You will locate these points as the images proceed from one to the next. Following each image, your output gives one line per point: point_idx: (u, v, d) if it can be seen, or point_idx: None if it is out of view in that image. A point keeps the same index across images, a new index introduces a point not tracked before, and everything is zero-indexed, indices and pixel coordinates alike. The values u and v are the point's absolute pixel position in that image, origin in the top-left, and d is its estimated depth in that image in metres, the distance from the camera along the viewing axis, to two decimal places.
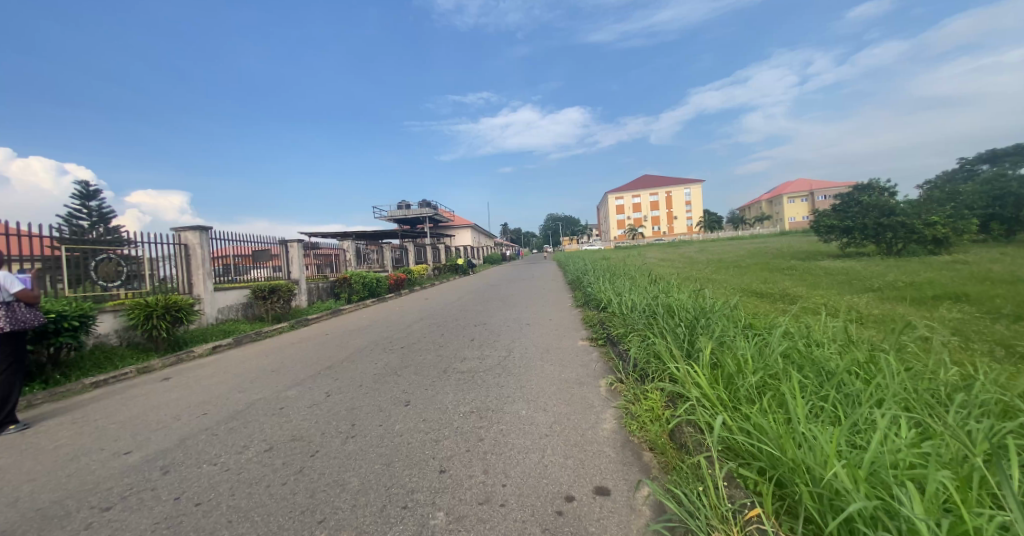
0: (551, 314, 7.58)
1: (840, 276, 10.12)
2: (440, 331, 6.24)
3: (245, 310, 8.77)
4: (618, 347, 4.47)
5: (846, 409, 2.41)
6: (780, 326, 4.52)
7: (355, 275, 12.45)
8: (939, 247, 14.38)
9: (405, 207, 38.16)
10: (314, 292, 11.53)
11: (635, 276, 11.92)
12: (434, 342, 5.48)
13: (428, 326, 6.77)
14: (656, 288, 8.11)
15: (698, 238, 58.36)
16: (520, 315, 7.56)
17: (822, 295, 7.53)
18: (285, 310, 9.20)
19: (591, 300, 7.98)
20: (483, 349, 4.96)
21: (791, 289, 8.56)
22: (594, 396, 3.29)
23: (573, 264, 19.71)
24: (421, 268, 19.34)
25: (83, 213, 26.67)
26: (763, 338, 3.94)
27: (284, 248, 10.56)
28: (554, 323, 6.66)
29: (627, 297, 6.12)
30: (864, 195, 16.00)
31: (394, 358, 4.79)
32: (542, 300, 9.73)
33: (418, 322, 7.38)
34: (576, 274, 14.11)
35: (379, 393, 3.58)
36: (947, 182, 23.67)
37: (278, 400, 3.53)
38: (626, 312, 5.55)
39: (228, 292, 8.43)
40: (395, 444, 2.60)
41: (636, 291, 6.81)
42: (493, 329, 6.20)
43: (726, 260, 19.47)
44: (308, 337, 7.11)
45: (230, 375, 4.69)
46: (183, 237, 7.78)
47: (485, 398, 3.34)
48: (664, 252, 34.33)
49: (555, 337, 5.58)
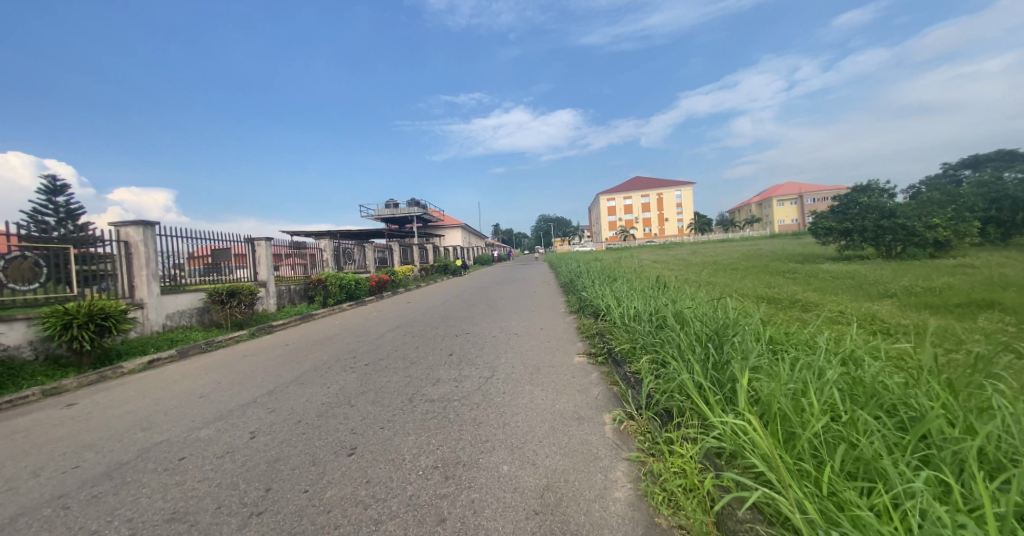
0: (543, 322, 6.78)
1: (850, 280, 9.57)
2: (415, 344, 5.39)
3: (200, 315, 7.79)
4: (624, 368, 3.70)
5: (969, 477, 1.63)
6: (813, 342, 3.81)
7: (332, 277, 11.52)
8: (940, 250, 14.12)
9: (394, 205, 37.09)
10: (285, 295, 10.56)
11: (633, 279, 11.25)
12: (406, 358, 4.64)
13: (402, 338, 5.91)
14: (657, 294, 7.38)
15: (690, 240, 58.47)
16: (508, 324, 6.76)
17: (838, 303, 6.91)
18: (246, 316, 8.22)
19: (587, 307, 7.20)
20: (461, 369, 4.15)
21: (801, 295, 7.94)
22: (599, 442, 2.49)
23: (566, 265, 19.02)
24: (407, 270, 18.42)
25: (49, 211, 25.19)
26: (803, 359, 3.20)
27: (250, 248, 9.60)
28: (546, 334, 5.87)
29: (630, 305, 5.37)
30: (864, 197, 15.66)
31: (353, 381, 3.94)
32: (532, 305, 8.90)
33: (393, 332, 6.51)
34: (570, 276, 13.39)
35: (318, 435, 2.73)
36: (938, 185, 23.65)
37: (181, 446, 2.64)
38: (629, 323, 4.80)
39: (179, 296, 7.46)
40: (316, 528, 1.75)
41: (638, 298, 6.10)
42: (477, 342, 5.40)
43: (723, 263, 19.02)
44: (265, 349, 6.19)
45: (146, 401, 3.78)
46: (123, 233, 6.80)
47: (456, 445, 2.52)
48: (657, 254, 33.97)
49: (547, 352, 4.81)
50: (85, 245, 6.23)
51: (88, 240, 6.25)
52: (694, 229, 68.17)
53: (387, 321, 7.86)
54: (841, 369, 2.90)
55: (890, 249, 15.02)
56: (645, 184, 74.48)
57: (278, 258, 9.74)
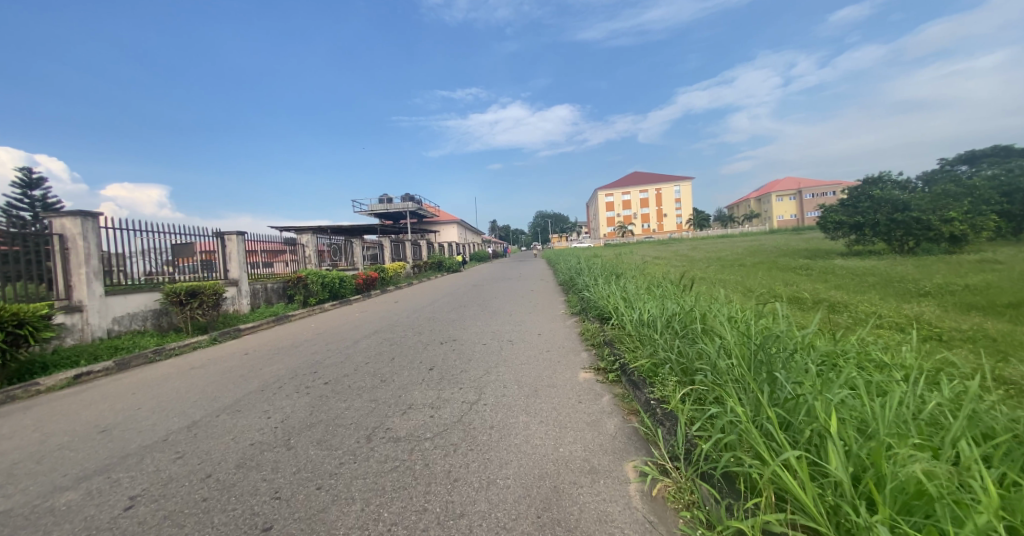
0: (540, 327, 5.98)
1: (871, 278, 8.85)
2: (392, 355, 4.59)
3: (157, 319, 6.93)
4: (645, 393, 2.90)
5: None
6: (888, 362, 2.99)
7: (312, 274, 10.63)
8: (955, 244, 13.66)
9: (386, 200, 36.04)
10: (260, 295, 9.67)
11: (637, 276, 10.49)
12: (376, 376, 3.82)
13: (378, 346, 5.10)
14: (668, 295, 6.61)
15: (688, 236, 57.91)
16: (501, 328, 5.96)
17: (871, 303, 6.17)
18: (210, 319, 7.30)
19: (591, 309, 6.43)
20: (441, 391, 3.36)
21: (825, 294, 7.21)
22: (623, 520, 1.68)
23: (564, 262, 18.25)
24: (397, 266, 17.53)
25: (22, 204, 23.92)
26: (892, 387, 2.37)
27: (220, 243, 8.66)
28: (546, 341, 5.08)
29: (643, 309, 4.58)
30: (875, 189, 15.09)
31: (304, 408, 3.12)
32: (529, 306, 8.09)
33: (370, 337, 5.69)
34: (570, 273, 12.61)
35: (222, 504, 1.91)
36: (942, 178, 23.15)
37: (17, 525, 1.81)
38: (643, 331, 4.02)
39: (128, 297, 6.58)
40: None
41: (650, 299, 5.34)
42: (463, 352, 4.61)
43: (728, 259, 18.32)
44: (219, 358, 5.34)
45: (32, 437, 2.93)
46: (56, 224, 5.92)
47: (416, 524, 1.70)
48: (657, 250, 33.29)
49: (547, 365, 4.02)
50: (14, 239, 5.37)
51: (18, 234, 5.39)
52: (692, 224, 67.69)
53: (366, 324, 7.04)
54: (959, 405, 2.07)
55: (904, 244, 14.46)
56: (643, 179, 73.73)
57: (250, 254, 8.76)
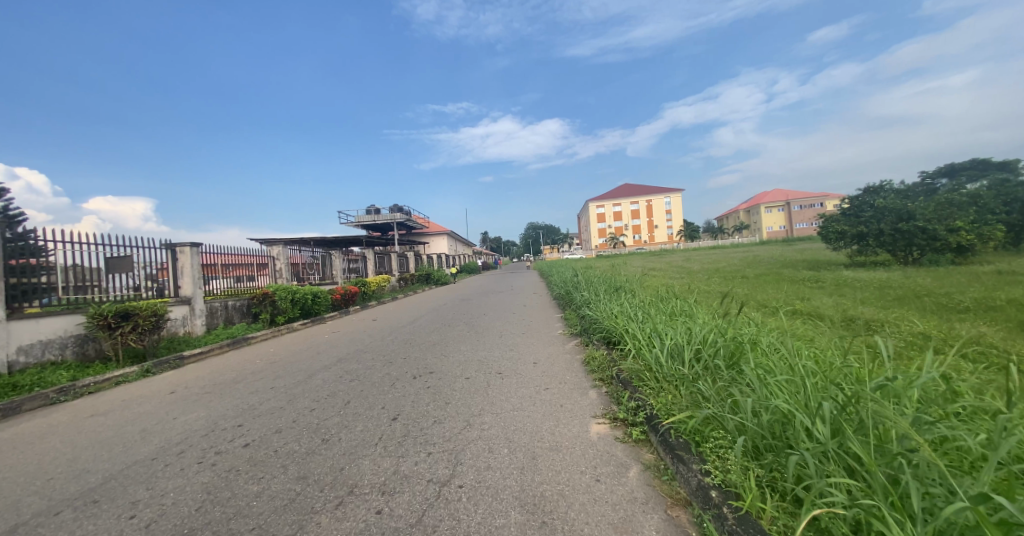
0: (536, 353, 5.05)
1: (892, 295, 8.30)
2: (348, 396, 3.61)
3: (80, 346, 5.85)
4: (694, 467, 1.97)
5: None
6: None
7: (281, 289, 9.52)
8: (961, 255, 14.02)
9: (374, 212, 35.17)
10: (219, 314, 8.51)
11: (639, 290, 9.73)
12: (318, 433, 2.84)
13: (336, 381, 4.12)
14: (684, 316, 5.76)
15: (680, 247, 58.11)
16: (490, 356, 5.02)
17: (913, 323, 5.48)
18: (148, 345, 6.17)
19: (596, 331, 5.55)
20: (402, 461, 2.41)
21: (853, 312, 6.52)
22: None
23: (560, 273, 17.54)
24: (380, 280, 16.47)
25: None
26: None
27: (170, 256, 7.57)
28: (544, 375, 4.15)
29: (665, 338, 3.76)
30: (877, 199, 15.48)
31: (193, 495, 2.13)
32: (523, 326, 7.15)
33: (332, 368, 4.71)
34: (565, 286, 11.83)
35: None
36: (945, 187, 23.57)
37: None
38: (671, 367, 3.20)
39: (40, 321, 5.51)
40: None
41: (667, 322, 4.57)
42: (440, 391, 3.69)
43: (727, 270, 17.89)
44: (134, 398, 4.27)
45: None
46: None
47: None
48: (651, 261, 32.85)
49: (547, 413, 3.11)
50: None
51: None
52: (684, 235, 68.32)
53: (334, 349, 6.06)
54: None
55: (907, 254, 14.91)
56: (634, 191, 74.33)
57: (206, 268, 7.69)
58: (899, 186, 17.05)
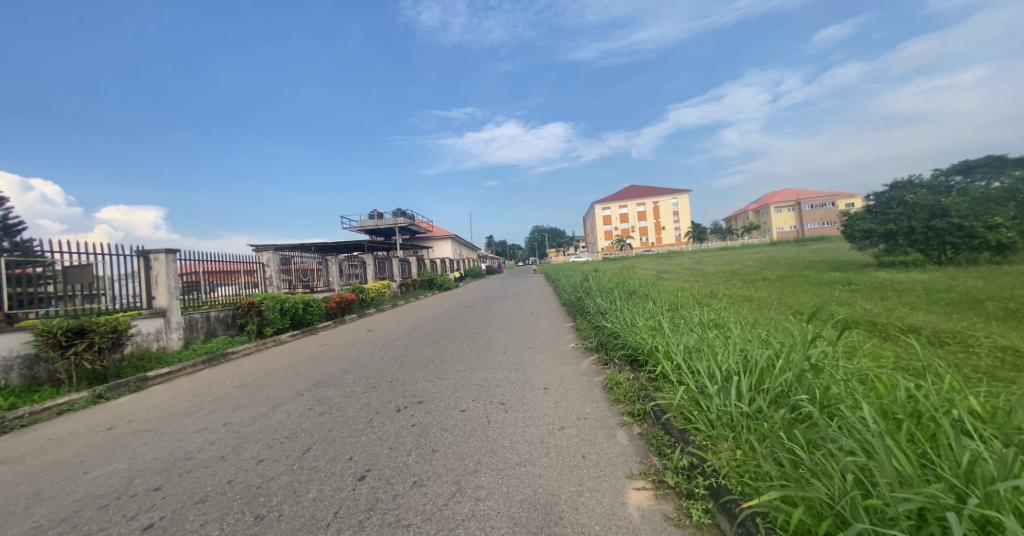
0: (547, 376, 4.25)
1: (944, 300, 7.45)
2: (310, 442, 2.83)
3: (27, 368, 5.19)
4: None
5: None
6: None
7: (268, 298, 8.84)
8: (1001, 254, 13.25)
9: (377, 216, 34.68)
10: (199, 327, 7.82)
11: (657, 295, 8.97)
12: (253, 507, 2.06)
13: (301, 416, 3.36)
14: (720, 331, 4.94)
15: (688, 249, 57.06)
16: (492, 377, 4.27)
17: (994, 338, 4.63)
18: (108, 364, 5.51)
19: (618, 349, 4.76)
20: None
21: (913, 321, 5.69)
22: None
23: (569, 277, 16.84)
24: (380, 286, 15.81)
25: None
26: None
27: (143, 264, 6.93)
28: (556, 407, 3.35)
29: (713, 368, 3.00)
30: (910, 194, 15.01)
31: None
32: (529, 339, 6.34)
33: (302, 396, 3.95)
34: (575, 291, 11.10)
35: None
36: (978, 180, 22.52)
37: None
38: (729, 408, 2.42)
39: None
40: None
41: (705, 343, 3.85)
42: (429, 430, 2.94)
43: (745, 272, 17.09)
44: (60, 437, 3.52)
45: None
46: None
47: None
48: (659, 263, 31.94)
49: (567, 470, 2.32)
50: None
51: None
52: (692, 237, 67.54)
53: (315, 367, 5.34)
54: None
55: (938, 253, 14.41)
56: (641, 192, 73.47)
57: (181, 277, 7.02)
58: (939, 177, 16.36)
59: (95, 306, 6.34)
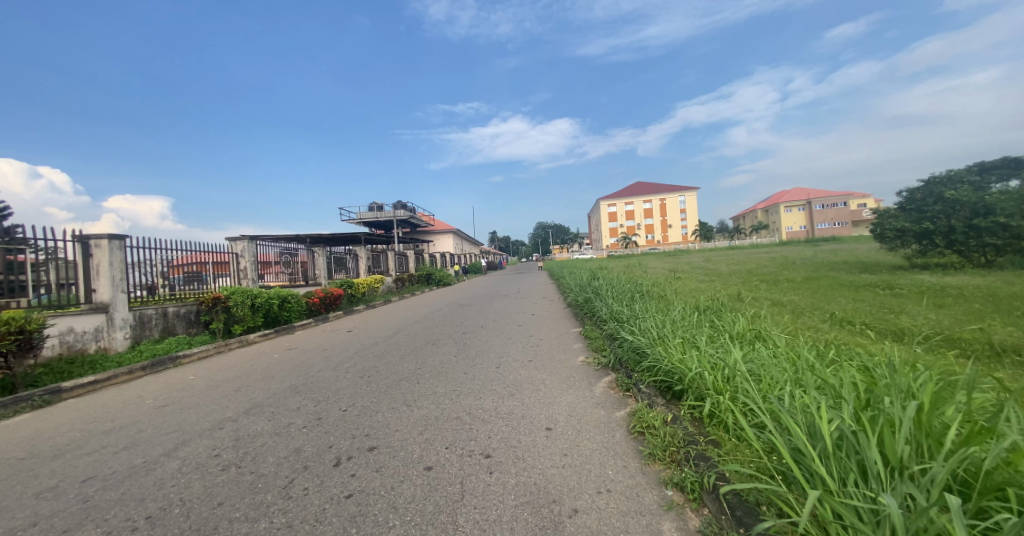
0: (550, 408, 3.18)
1: (1016, 309, 6.37)
2: (176, 531, 1.77)
3: None
4: None
5: None
6: None
7: (236, 293, 7.85)
8: None
9: (377, 208, 33.54)
10: (153, 324, 6.84)
11: (676, 298, 7.95)
12: None
13: (194, 473, 2.30)
14: (776, 353, 3.86)
15: (696, 248, 55.84)
16: (477, 407, 3.23)
17: None
18: (15, 373, 4.48)
19: (643, 371, 3.69)
20: None
21: (1005, 336, 4.63)
22: None
23: (574, 274, 15.91)
24: (372, 281, 14.86)
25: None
26: None
27: (79, 252, 5.99)
28: (564, 468, 2.28)
29: (811, 426, 1.91)
30: (948, 190, 13.92)
31: None
32: (529, 350, 5.26)
33: (218, 431, 2.90)
34: (581, 291, 10.07)
35: None
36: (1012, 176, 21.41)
37: None
38: (871, 512, 1.35)
39: None
40: None
41: (776, 379, 2.75)
42: (371, 511, 1.89)
43: (764, 273, 16.05)
44: None
45: None
46: None
47: None
48: (666, 261, 30.89)
49: None
50: None
51: None
52: (699, 236, 66.29)
53: (263, 383, 4.29)
54: None
55: (980, 254, 13.58)
56: (648, 189, 71.98)
57: (127, 267, 6.09)
58: (978, 173, 15.25)
59: (16, 302, 5.42)
